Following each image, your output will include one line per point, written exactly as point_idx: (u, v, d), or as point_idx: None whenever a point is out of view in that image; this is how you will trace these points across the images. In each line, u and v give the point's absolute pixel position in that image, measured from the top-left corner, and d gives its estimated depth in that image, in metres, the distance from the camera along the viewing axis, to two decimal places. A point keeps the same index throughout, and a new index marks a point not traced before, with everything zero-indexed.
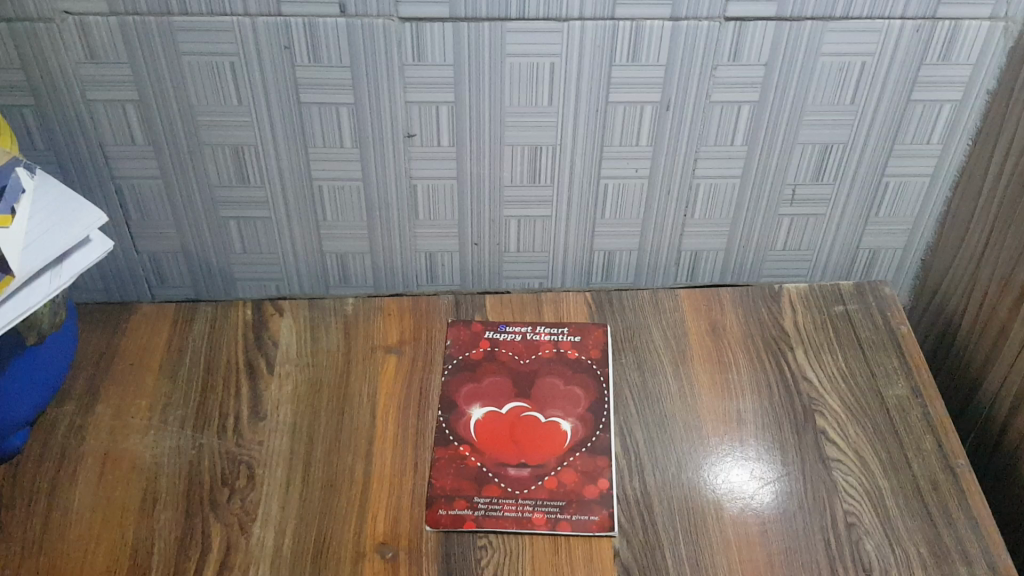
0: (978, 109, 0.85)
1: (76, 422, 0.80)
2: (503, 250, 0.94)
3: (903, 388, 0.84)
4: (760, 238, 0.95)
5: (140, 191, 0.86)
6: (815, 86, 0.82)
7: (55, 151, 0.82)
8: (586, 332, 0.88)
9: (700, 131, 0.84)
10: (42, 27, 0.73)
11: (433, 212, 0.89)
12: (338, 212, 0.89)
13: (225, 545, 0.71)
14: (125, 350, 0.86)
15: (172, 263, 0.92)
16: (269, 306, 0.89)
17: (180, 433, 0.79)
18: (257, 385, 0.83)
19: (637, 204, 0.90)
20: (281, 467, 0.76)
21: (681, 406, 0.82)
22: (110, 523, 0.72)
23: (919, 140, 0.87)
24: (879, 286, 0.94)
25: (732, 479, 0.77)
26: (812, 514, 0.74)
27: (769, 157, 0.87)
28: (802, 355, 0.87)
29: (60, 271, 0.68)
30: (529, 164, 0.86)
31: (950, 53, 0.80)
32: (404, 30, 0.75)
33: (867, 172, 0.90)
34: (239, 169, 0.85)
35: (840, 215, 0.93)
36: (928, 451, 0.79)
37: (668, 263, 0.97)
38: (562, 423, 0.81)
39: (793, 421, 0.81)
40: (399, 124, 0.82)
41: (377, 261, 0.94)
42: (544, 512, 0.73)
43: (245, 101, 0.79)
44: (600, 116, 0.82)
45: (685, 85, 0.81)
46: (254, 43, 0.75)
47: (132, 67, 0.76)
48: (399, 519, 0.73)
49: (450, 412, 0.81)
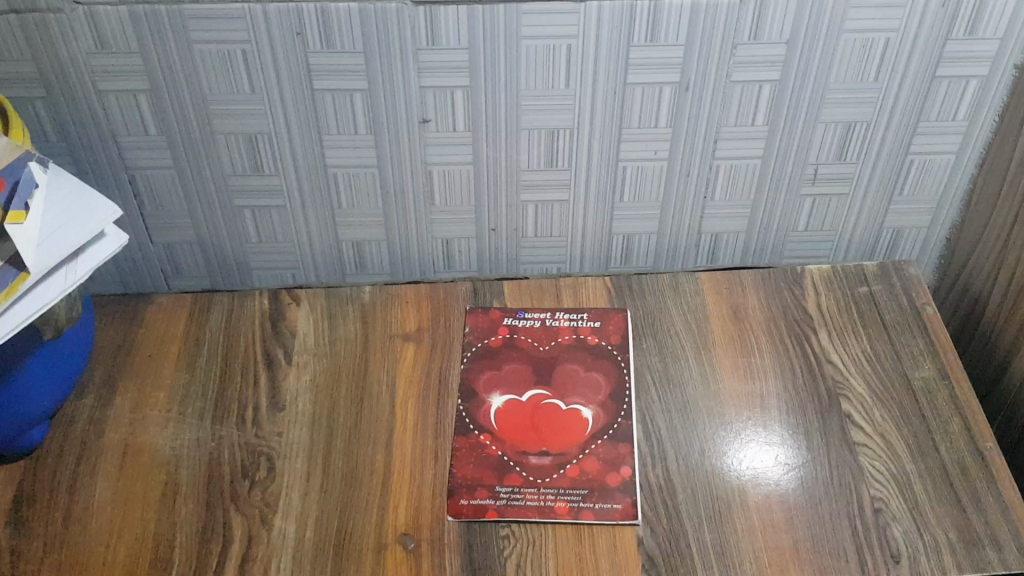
0: (1005, 84, 0.83)
1: (95, 415, 0.79)
2: (521, 235, 0.92)
3: (929, 370, 0.83)
4: (782, 220, 0.93)
5: (153, 181, 0.85)
6: (838, 63, 0.80)
7: (68, 143, 0.82)
8: (606, 317, 0.87)
9: (721, 111, 0.83)
10: (52, 18, 0.73)
11: (449, 197, 0.88)
12: (353, 199, 0.88)
13: (247, 538, 0.70)
14: (142, 342, 0.85)
15: (188, 253, 0.92)
16: (286, 296, 0.89)
17: (199, 425, 0.78)
18: (276, 375, 0.82)
19: (656, 186, 0.89)
20: (301, 456, 0.76)
21: (704, 391, 0.81)
22: (131, 517, 0.72)
23: (944, 117, 0.85)
24: (904, 266, 0.92)
25: (756, 464, 0.76)
26: (838, 502, 0.73)
27: (791, 138, 0.86)
28: (825, 337, 0.85)
29: (76, 266, 0.68)
30: (546, 147, 0.84)
31: (977, 27, 0.78)
32: (418, 14, 0.74)
33: (891, 149, 0.88)
34: (252, 158, 0.84)
35: (863, 195, 0.92)
36: (956, 434, 0.78)
37: (688, 246, 0.95)
38: (583, 410, 0.80)
39: (818, 406, 0.80)
40: (414, 110, 0.81)
41: (393, 249, 0.93)
42: (566, 501, 0.73)
43: (257, 89, 0.78)
44: (618, 97, 0.81)
45: (705, 64, 0.79)
46: (266, 31, 0.74)
47: (143, 56, 0.75)
48: (420, 509, 0.72)
49: (469, 401, 0.81)
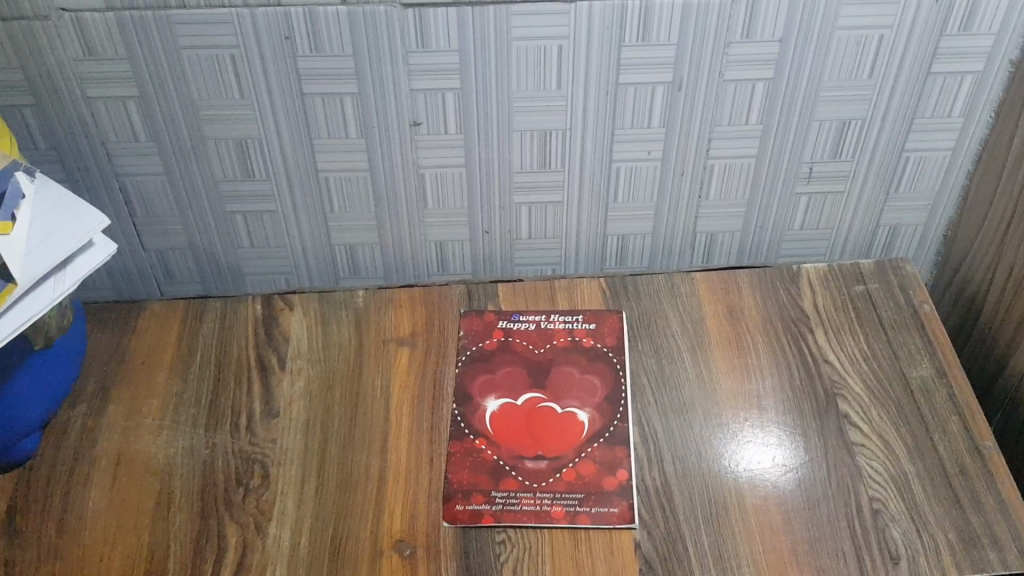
0: (1001, 79, 0.82)
1: (88, 424, 0.79)
2: (515, 237, 0.92)
3: (927, 369, 0.82)
4: (777, 219, 0.93)
5: (144, 188, 0.85)
6: (832, 60, 0.79)
7: (57, 151, 0.81)
8: (601, 319, 0.87)
9: (714, 111, 0.82)
10: (38, 25, 0.72)
11: (442, 200, 0.88)
12: (345, 203, 0.87)
13: (241, 546, 0.70)
14: (135, 349, 0.85)
15: (180, 259, 0.91)
16: (279, 301, 0.88)
17: (192, 433, 0.78)
18: (269, 381, 0.82)
19: (651, 186, 0.88)
20: (296, 463, 0.76)
21: (700, 393, 0.81)
22: (125, 527, 0.72)
23: (940, 113, 0.85)
24: (901, 263, 0.91)
25: (753, 465, 0.75)
26: (836, 502, 0.73)
27: (785, 136, 0.85)
28: (822, 337, 0.85)
29: (63, 276, 0.67)
30: (539, 148, 0.84)
31: (972, 22, 0.77)
32: (407, 17, 0.73)
33: (887, 145, 0.87)
34: (244, 163, 0.83)
35: (859, 192, 0.91)
36: (955, 434, 0.77)
37: (684, 246, 0.95)
38: (579, 413, 0.79)
39: (815, 406, 0.79)
40: (405, 112, 0.80)
41: (387, 252, 0.92)
42: (562, 505, 0.72)
43: (247, 93, 0.78)
44: (610, 98, 0.80)
45: (698, 63, 0.78)
46: (255, 35, 0.74)
47: (131, 62, 0.75)
48: (416, 515, 0.72)
49: (465, 406, 0.80)
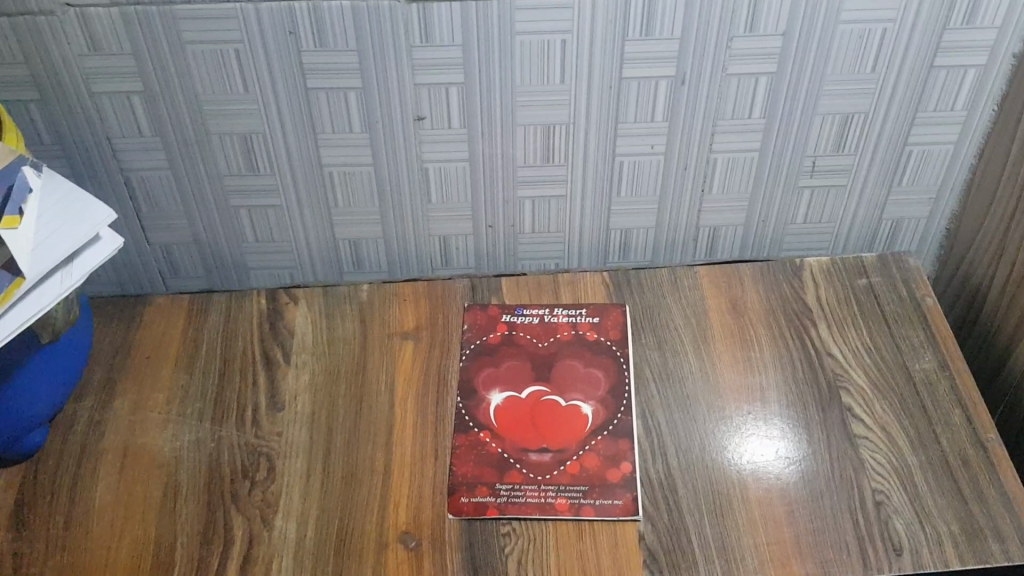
0: (1004, 73, 0.82)
1: (94, 418, 0.79)
2: (518, 231, 0.92)
3: (929, 361, 0.82)
4: (780, 212, 0.93)
5: (149, 183, 0.85)
6: (834, 54, 0.79)
7: (63, 146, 0.82)
8: (604, 313, 0.87)
9: (717, 106, 0.82)
10: (43, 20, 0.72)
11: (446, 194, 0.88)
12: (349, 198, 0.87)
13: (248, 538, 0.70)
14: (140, 344, 0.85)
15: (185, 254, 0.92)
16: (283, 296, 0.89)
17: (198, 426, 0.78)
18: (274, 375, 0.82)
19: (654, 180, 0.88)
20: (301, 456, 0.76)
21: (703, 386, 0.81)
22: (132, 520, 0.72)
23: (943, 107, 0.85)
24: (903, 257, 0.92)
25: (756, 457, 0.76)
26: (839, 495, 0.73)
27: (788, 129, 0.85)
28: (825, 330, 0.85)
29: (70, 270, 0.68)
30: (542, 143, 0.84)
31: (975, 16, 0.78)
32: (410, 11, 0.73)
33: (889, 139, 0.87)
34: (248, 158, 0.83)
35: (861, 186, 0.91)
36: (957, 426, 0.78)
37: (687, 240, 0.95)
38: (582, 406, 0.80)
39: (818, 399, 0.80)
40: (409, 107, 0.80)
41: (391, 247, 0.93)
42: (567, 498, 0.73)
43: (251, 87, 0.78)
44: (614, 92, 0.80)
45: (701, 57, 0.78)
46: (259, 30, 0.74)
47: (136, 57, 0.75)
48: (420, 507, 0.72)
49: (469, 399, 0.80)
